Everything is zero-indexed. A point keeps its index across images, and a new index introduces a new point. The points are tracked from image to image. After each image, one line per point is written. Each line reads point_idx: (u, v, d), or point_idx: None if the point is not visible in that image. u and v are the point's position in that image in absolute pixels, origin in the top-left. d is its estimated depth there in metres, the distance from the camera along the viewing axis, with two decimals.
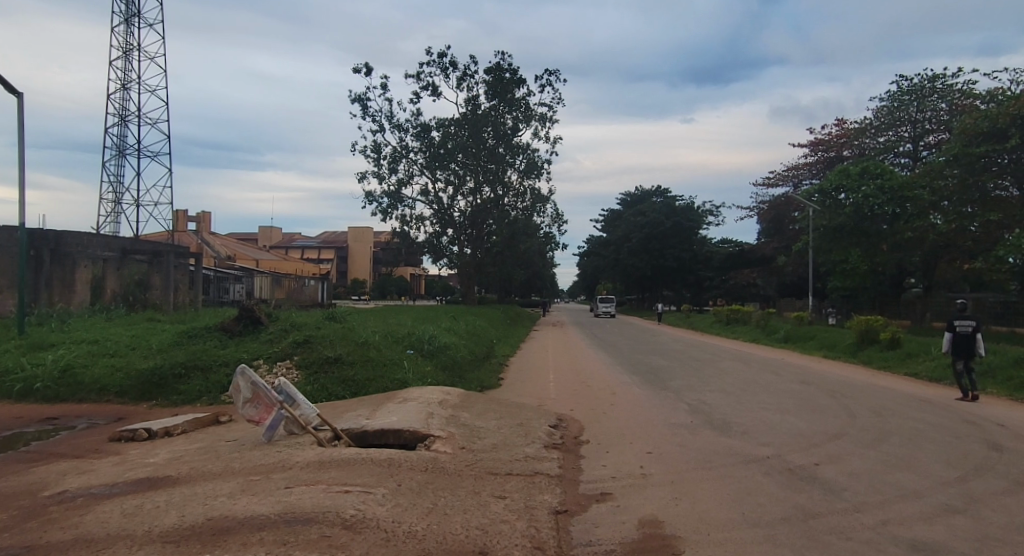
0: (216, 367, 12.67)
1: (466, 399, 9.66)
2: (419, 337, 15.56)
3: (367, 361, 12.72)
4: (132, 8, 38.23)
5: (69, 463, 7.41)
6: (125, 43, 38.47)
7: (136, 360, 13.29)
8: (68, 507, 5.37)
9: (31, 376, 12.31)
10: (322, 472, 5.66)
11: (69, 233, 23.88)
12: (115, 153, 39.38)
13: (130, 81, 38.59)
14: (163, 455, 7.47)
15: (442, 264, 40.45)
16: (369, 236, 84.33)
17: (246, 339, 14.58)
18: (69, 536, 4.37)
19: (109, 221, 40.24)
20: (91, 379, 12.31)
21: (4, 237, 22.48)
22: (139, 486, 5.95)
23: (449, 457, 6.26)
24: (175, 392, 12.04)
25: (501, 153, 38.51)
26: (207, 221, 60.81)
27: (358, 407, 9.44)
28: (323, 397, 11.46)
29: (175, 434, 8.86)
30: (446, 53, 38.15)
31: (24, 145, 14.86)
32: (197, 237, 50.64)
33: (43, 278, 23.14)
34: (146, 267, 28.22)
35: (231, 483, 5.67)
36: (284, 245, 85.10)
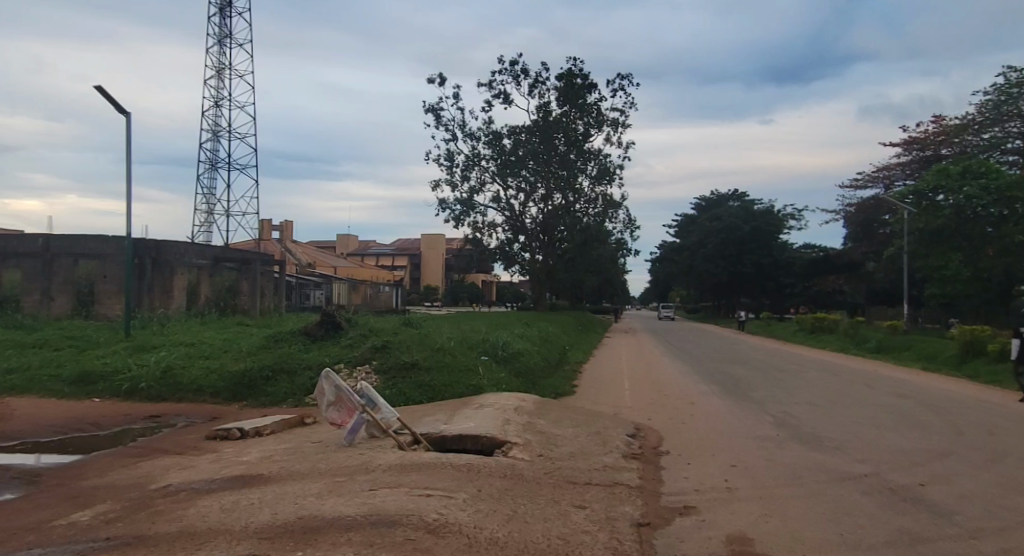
0: (301, 371, 13.22)
1: (541, 406, 9.66)
2: (493, 344, 15.69)
3: (443, 366, 12.93)
4: (224, 30, 40.68)
5: (172, 459, 7.91)
6: (218, 63, 40.92)
7: (228, 363, 14.07)
8: (172, 500, 5.73)
9: (135, 376, 13.24)
10: (404, 476, 5.79)
11: (169, 242, 25.51)
12: (208, 166, 41.91)
13: (222, 98, 40.99)
14: (254, 454, 7.86)
15: (513, 270, 40.70)
16: (441, 243, 85.97)
17: (328, 343, 15.13)
18: (173, 528, 4.66)
19: (202, 231, 42.83)
20: (189, 380, 13.09)
21: (112, 247, 24.35)
22: (234, 482, 6.30)
23: (527, 464, 6.26)
24: (263, 393, 12.65)
25: (572, 159, 38.44)
26: (290, 229, 63.73)
27: (436, 412, 9.61)
28: (401, 401, 11.76)
29: (265, 434, 9.28)
30: (518, 60, 38.41)
31: (131, 161, 16.10)
32: (281, 245, 53.15)
33: (145, 284, 24.90)
34: (236, 273, 29.99)
35: (319, 483, 5.90)
36: (360, 252, 88.04)
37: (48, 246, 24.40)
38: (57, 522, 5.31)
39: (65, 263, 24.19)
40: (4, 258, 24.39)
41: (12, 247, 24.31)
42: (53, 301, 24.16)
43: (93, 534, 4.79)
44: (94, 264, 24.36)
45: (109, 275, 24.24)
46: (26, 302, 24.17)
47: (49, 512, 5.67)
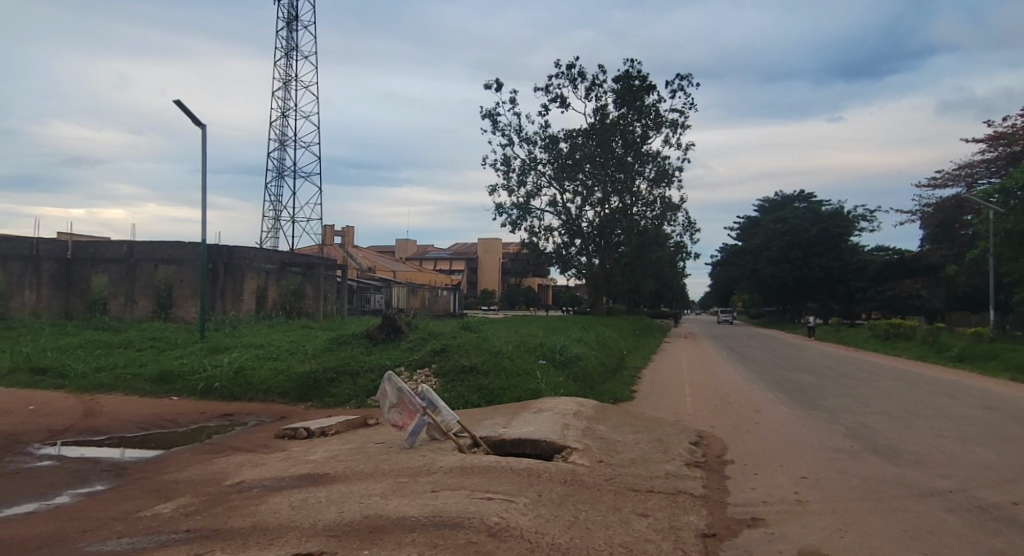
0: (363, 373, 13.55)
1: (601, 411, 9.57)
2: (551, 348, 15.65)
3: (501, 370, 12.96)
4: (291, 42, 42.18)
5: (244, 456, 8.24)
6: (285, 75, 42.43)
7: (295, 364, 14.56)
8: (245, 496, 5.97)
9: (209, 376, 13.89)
10: (465, 478, 5.84)
11: (240, 248, 26.63)
12: (275, 174, 43.47)
13: (288, 108, 42.47)
14: (321, 453, 8.10)
15: (570, 274, 40.52)
16: (498, 247, 86.43)
17: (389, 346, 15.45)
18: (247, 523, 4.86)
19: (269, 236, 44.45)
20: (259, 380, 13.62)
21: (189, 252, 25.60)
22: (302, 480, 6.51)
23: (587, 470, 6.21)
24: (328, 394, 13.03)
25: (630, 161, 38.01)
26: (351, 234, 65.45)
27: (495, 416, 9.66)
28: (460, 404, 11.89)
29: (330, 434, 9.55)
30: (575, 64, 38.28)
31: (207, 170, 16.91)
32: (343, 250, 54.63)
33: (218, 288, 26.07)
34: (301, 278, 31.06)
35: (383, 483, 6.02)
36: (418, 257, 89.54)
37: (130, 252, 25.85)
38: (142, 513, 5.62)
39: (146, 268, 25.62)
40: (93, 263, 26.03)
41: (100, 253, 25.92)
42: (136, 304, 25.64)
43: (175, 526, 5.05)
44: (173, 269, 25.70)
45: (186, 280, 25.51)
46: (112, 305, 25.73)
47: (136, 504, 6.01)
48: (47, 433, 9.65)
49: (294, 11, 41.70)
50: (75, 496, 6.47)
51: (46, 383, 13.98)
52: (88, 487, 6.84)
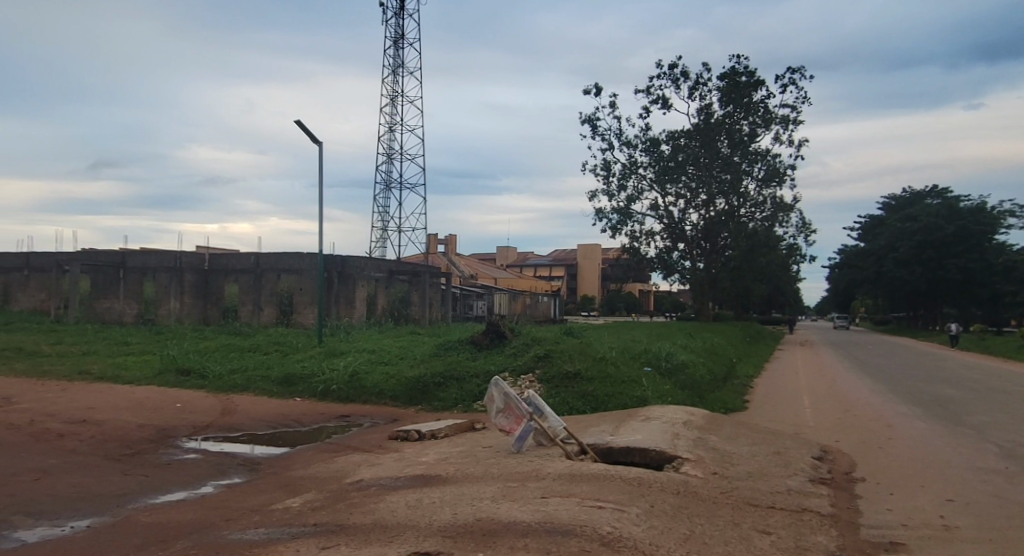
0: (469, 378, 13.84)
1: (713, 421, 9.22)
2: (657, 355, 15.25)
3: (606, 377, 12.80)
4: (397, 59, 44.08)
5: (362, 456, 8.66)
6: (392, 91, 44.40)
7: (405, 369, 15.13)
8: (365, 495, 6.25)
9: (328, 378, 14.72)
10: (574, 486, 5.80)
11: (352, 258, 28.07)
12: (383, 186, 45.48)
13: (395, 123, 44.35)
14: (433, 455, 8.34)
15: (673, 279, 39.42)
16: (597, 253, 85.64)
17: (493, 352, 15.68)
18: (368, 520, 5.10)
19: (378, 246, 46.55)
20: (372, 383, 14.27)
21: (308, 262, 27.34)
22: (416, 481, 6.73)
23: (701, 481, 5.98)
24: (436, 398, 13.43)
25: (737, 161, 36.53)
26: (454, 243, 67.23)
27: (602, 423, 9.55)
28: (565, 410, 11.86)
29: (440, 437, 9.82)
30: (677, 63, 37.27)
31: (323, 184, 18.00)
32: (447, 258, 56.20)
33: (333, 296, 27.61)
34: (408, 285, 32.28)
35: (493, 487, 6.11)
36: (518, 264, 90.52)
37: (257, 263, 27.96)
38: (274, 506, 6.03)
39: (271, 278, 27.61)
40: (226, 273, 28.42)
41: (231, 264, 28.22)
42: (262, 311, 27.67)
43: (303, 519, 5.37)
44: (293, 278, 27.48)
45: (305, 288, 27.18)
46: (241, 312, 27.94)
47: (268, 497, 6.46)
48: (190, 429, 10.60)
49: (400, 30, 43.60)
50: (217, 487, 7.05)
51: (188, 382, 15.38)
52: (227, 480, 7.43)
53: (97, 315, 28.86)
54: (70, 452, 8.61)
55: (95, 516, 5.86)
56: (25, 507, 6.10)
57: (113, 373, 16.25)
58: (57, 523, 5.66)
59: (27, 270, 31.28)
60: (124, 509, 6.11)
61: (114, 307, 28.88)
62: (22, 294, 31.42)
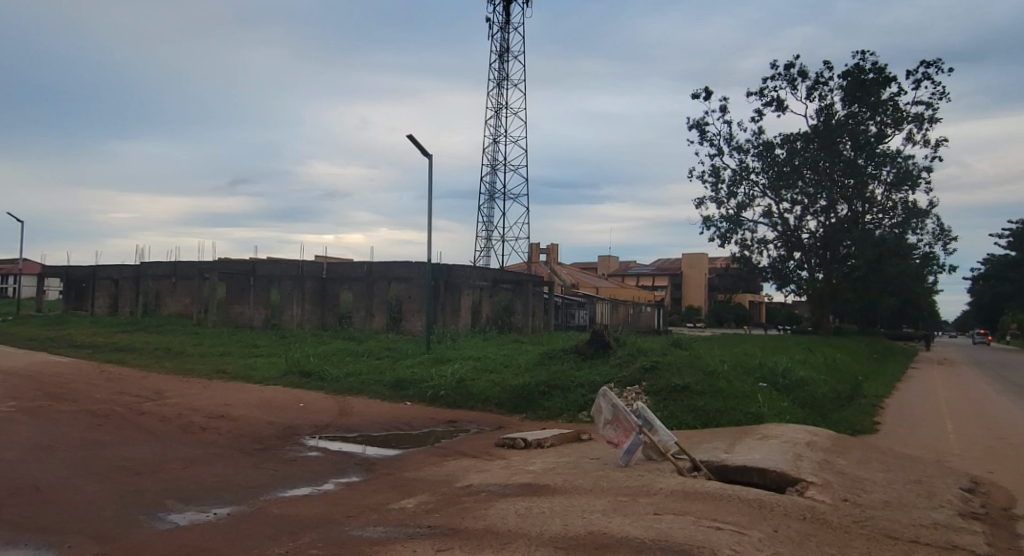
0: (573, 388, 13.74)
1: (839, 443, 8.56)
2: (773, 370, 14.39)
3: (718, 391, 12.25)
4: (502, 72, 44.92)
5: (471, 461, 8.81)
6: (497, 103, 45.27)
7: (510, 376, 15.26)
8: (475, 500, 6.35)
9: (436, 384, 15.16)
10: (689, 504, 5.56)
11: (458, 267, 28.74)
12: (488, 197, 46.38)
13: (499, 135, 45.16)
14: (540, 465, 8.33)
15: (789, 290, 37.23)
16: (704, 262, 82.62)
17: (598, 362, 15.46)
18: (479, 526, 5.17)
19: (482, 255, 47.47)
20: (478, 390, 14.51)
21: (417, 271, 28.35)
22: (526, 489, 6.75)
23: (829, 508, 5.54)
24: (540, 407, 13.44)
25: (861, 165, 34.08)
26: (556, 252, 67.31)
27: (715, 439, 9.13)
28: (674, 425, 11.46)
29: (546, 446, 9.80)
30: (793, 63, 35.23)
31: (432, 194, 18.63)
32: (550, 268, 56.28)
33: (439, 304, 28.45)
34: (511, 294, 32.73)
35: (603, 500, 5.98)
36: (621, 273, 89.16)
37: (370, 272, 29.34)
38: (390, 506, 6.26)
39: (382, 286, 28.91)
40: (342, 281, 30.04)
41: (346, 273, 29.77)
42: (374, 318, 28.98)
43: (418, 521, 5.54)
44: (402, 286, 28.55)
45: (413, 296, 28.13)
46: (355, 318, 29.42)
47: (384, 497, 6.72)
48: (312, 428, 11.25)
49: (506, 43, 44.43)
50: (338, 484, 7.42)
51: (309, 384, 16.38)
52: (346, 478, 7.80)
53: (231, 320, 31.51)
54: (211, 444, 9.39)
55: (233, 505, 6.34)
56: (175, 493, 6.71)
57: (245, 373, 17.63)
58: (202, 508, 6.18)
59: (174, 278, 34.66)
60: (258, 500, 6.57)
61: (246, 312, 31.41)
62: (169, 299, 34.90)
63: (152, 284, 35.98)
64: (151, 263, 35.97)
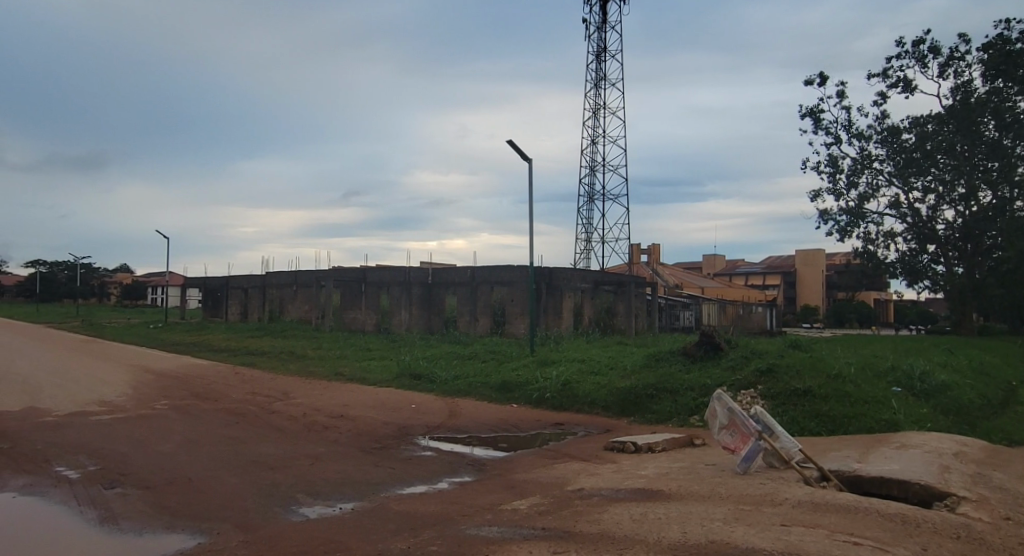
0: (683, 391, 13.33)
1: (994, 455, 7.70)
2: (908, 373, 13.23)
3: (844, 396, 11.41)
4: (600, 72, 44.51)
5: (582, 465, 8.73)
6: (594, 104, 44.86)
7: (616, 379, 15.03)
8: (588, 504, 6.29)
9: (542, 387, 15.21)
10: (820, 516, 5.19)
11: (559, 269, 28.72)
12: (587, 199, 46.02)
13: (598, 135, 44.71)
14: (653, 469, 8.11)
15: (922, 287, 34.12)
16: (821, 258, 77.47)
17: (709, 364, 14.88)
18: (594, 531, 5.10)
19: (582, 257, 47.14)
20: (584, 393, 14.40)
21: (518, 275, 28.53)
22: (639, 494, 6.59)
23: (988, 527, 4.98)
24: (649, 410, 13.12)
25: (1008, 145, 30.66)
26: (659, 251, 65.59)
27: (844, 448, 8.50)
28: (795, 431, 10.79)
29: (657, 451, 9.53)
30: (923, 39, 32.29)
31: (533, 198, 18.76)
32: (653, 268, 54.98)
33: (542, 306, 28.48)
34: (613, 296, 32.30)
35: (724, 508, 5.73)
36: (728, 272, 85.53)
37: (473, 277, 29.89)
38: (504, 506, 6.33)
39: (486, 290, 29.39)
40: (446, 287, 30.84)
41: (451, 278, 30.52)
42: (478, 321, 29.55)
43: (533, 522, 5.57)
44: (504, 290, 28.93)
45: (515, 299, 28.40)
46: (460, 322, 30.12)
47: (497, 497, 6.80)
48: (424, 428, 11.62)
49: (603, 43, 44.01)
50: (452, 483, 7.59)
51: (420, 386, 16.95)
52: (459, 477, 7.97)
53: (345, 325, 33.35)
54: (334, 442, 9.95)
55: (357, 501, 6.65)
56: (305, 487, 7.14)
57: (360, 376, 18.52)
58: (329, 503, 6.54)
59: (295, 286, 37.10)
60: (378, 497, 6.84)
61: (358, 317, 33.14)
62: (291, 306, 37.41)
63: (276, 292, 38.72)
64: (274, 272, 38.75)
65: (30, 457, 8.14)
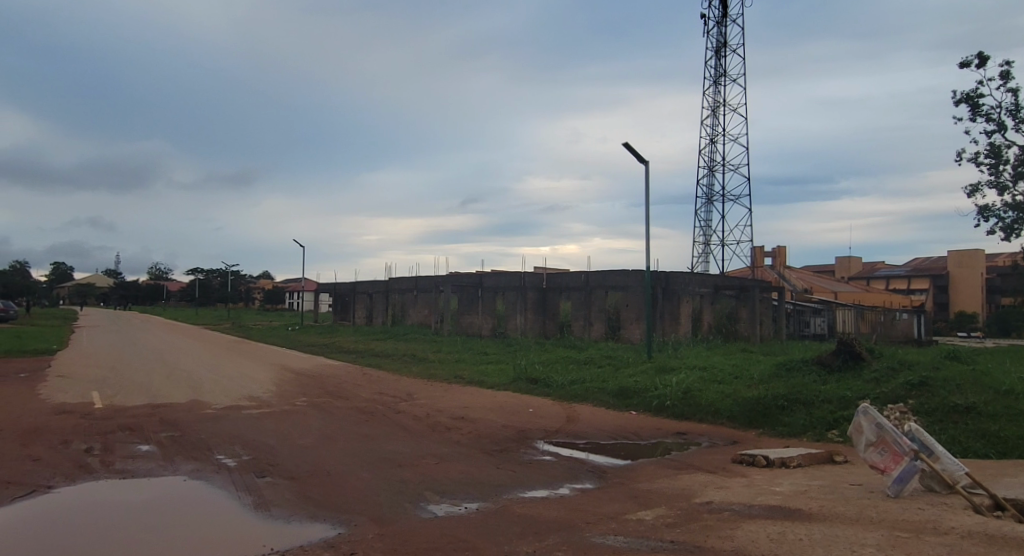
0: (819, 403, 12.41)
1: None
2: None
3: (1017, 415, 10.10)
4: (719, 69, 42.74)
5: (708, 477, 8.35)
6: (714, 102, 43.10)
7: (742, 388, 14.27)
8: (719, 518, 6.00)
9: (662, 394, 14.78)
10: (995, 550, 4.61)
11: (676, 274, 27.75)
12: (705, 201, 44.25)
13: (717, 134, 42.91)
14: (789, 486, 7.59)
15: None
16: (978, 259, 69.42)
17: (848, 375, 13.74)
18: (727, 547, 4.87)
19: (701, 261, 45.34)
20: (707, 402, 13.80)
21: (634, 279, 27.94)
22: (776, 512, 6.19)
23: None
24: (780, 423, 12.32)
25: None
26: (786, 254, 61.72)
27: (1018, 474, 7.52)
28: (956, 451, 9.69)
29: (792, 466, 8.91)
30: None
31: (649, 200, 18.34)
32: (779, 272, 51.88)
33: (658, 311, 27.69)
34: (735, 301, 30.81)
35: (875, 534, 5.24)
36: (865, 275, 78.96)
37: (587, 282, 29.65)
38: (628, 515, 6.18)
39: (600, 295, 29.03)
40: (561, 291, 30.80)
41: (565, 282, 30.45)
42: (593, 326, 29.28)
43: (660, 534, 5.40)
44: (620, 295, 28.40)
45: (631, 304, 27.80)
46: (575, 327, 29.97)
47: (621, 506, 6.66)
48: (543, 432, 11.65)
49: (723, 38, 42.25)
50: (574, 489, 7.55)
51: (536, 390, 17.04)
52: (580, 484, 7.89)
53: (463, 329, 34.34)
54: (456, 443, 10.22)
55: (481, 501, 6.77)
56: (432, 486, 7.38)
57: (479, 379, 18.92)
58: (456, 502, 6.70)
59: (416, 292, 38.66)
60: (502, 498, 6.93)
61: (475, 322, 33.99)
62: (412, 310, 39.03)
63: (399, 297, 40.56)
64: (397, 278, 40.57)
65: (194, 445, 9.04)
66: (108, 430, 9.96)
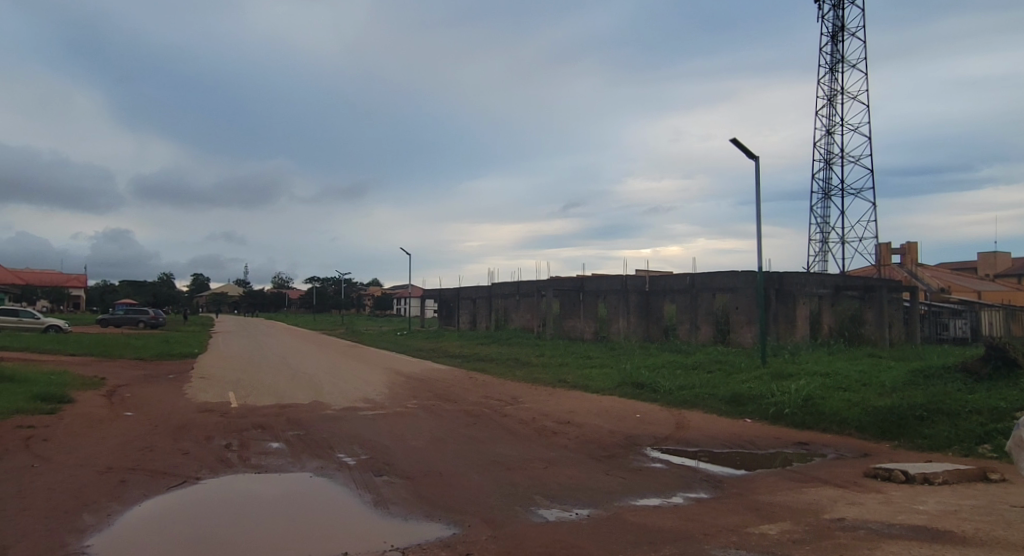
0: (965, 415, 11.21)
1: None
2: None
3: None
4: (836, 55, 40.09)
5: (838, 491, 7.73)
6: (830, 91, 40.44)
7: (872, 396, 13.19)
8: (853, 536, 5.52)
9: (780, 401, 13.96)
10: None
11: (791, 273, 26.17)
12: (822, 196, 41.55)
13: (833, 125, 40.22)
14: (935, 505, 6.86)
15: None
16: None
17: (1001, 384, 12.30)
18: None
19: (819, 260, 42.55)
20: (832, 411, 12.86)
21: (743, 280, 26.66)
22: (920, 533, 5.62)
23: None
24: (919, 435, 11.24)
25: None
26: (916, 250, 56.69)
27: None
28: None
29: (937, 482, 8.08)
30: None
31: (760, 199, 17.43)
32: (909, 270, 47.67)
33: (771, 314, 26.24)
34: (859, 302, 28.62)
35: None
36: (1014, 271, 70.87)
37: (693, 284, 28.65)
38: (750, 529, 5.84)
39: (706, 297, 27.92)
40: (664, 293, 29.95)
41: (669, 285, 29.57)
42: (700, 330, 28.23)
43: (788, 551, 5.05)
44: (728, 297, 27.21)
45: (741, 306, 26.52)
46: (680, 330, 29.04)
47: (740, 518, 6.30)
48: (652, 439, 11.32)
49: (839, 22, 39.59)
50: (688, 499, 7.24)
51: (643, 395, 16.63)
52: (695, 493, 7.55)
53: (566, 332, 34.38)
54: (563, 447, 10.15)
55: (592, 507, 6.65)
56: (541, 490, 7.34)
57: (583, 383, 18.76)
58: (566, 507, 6.61)
59: (518, 296, 39.07)
60: (613, 506, 6.76)
61: (578, 325, 33.91)
62: (515, 315, 39.47)
63: (502, 302, 41.15)
64: (500, 283, 41.18)
65: (317, 443, 9.57)
66: (243, 427, 10.77)
